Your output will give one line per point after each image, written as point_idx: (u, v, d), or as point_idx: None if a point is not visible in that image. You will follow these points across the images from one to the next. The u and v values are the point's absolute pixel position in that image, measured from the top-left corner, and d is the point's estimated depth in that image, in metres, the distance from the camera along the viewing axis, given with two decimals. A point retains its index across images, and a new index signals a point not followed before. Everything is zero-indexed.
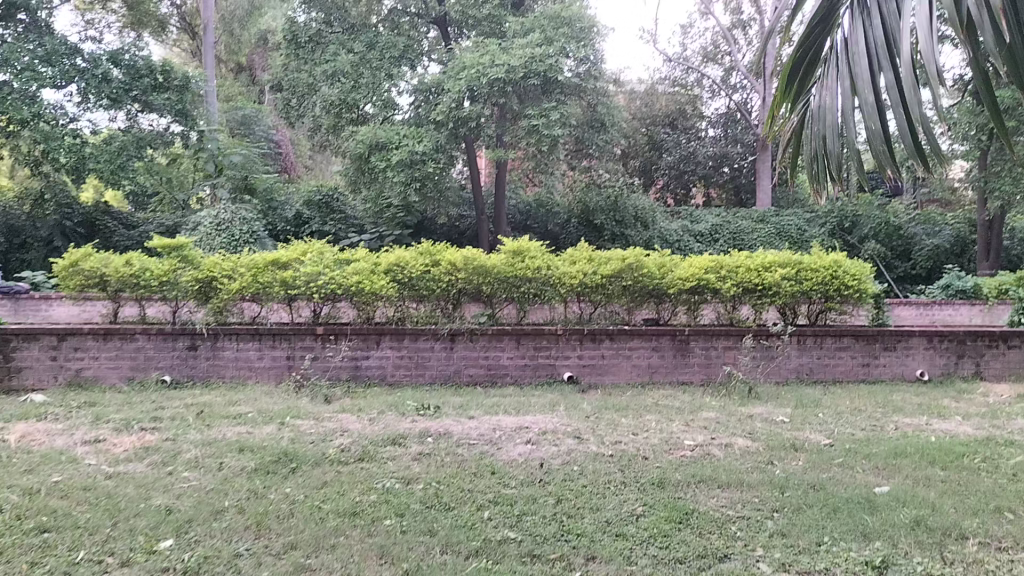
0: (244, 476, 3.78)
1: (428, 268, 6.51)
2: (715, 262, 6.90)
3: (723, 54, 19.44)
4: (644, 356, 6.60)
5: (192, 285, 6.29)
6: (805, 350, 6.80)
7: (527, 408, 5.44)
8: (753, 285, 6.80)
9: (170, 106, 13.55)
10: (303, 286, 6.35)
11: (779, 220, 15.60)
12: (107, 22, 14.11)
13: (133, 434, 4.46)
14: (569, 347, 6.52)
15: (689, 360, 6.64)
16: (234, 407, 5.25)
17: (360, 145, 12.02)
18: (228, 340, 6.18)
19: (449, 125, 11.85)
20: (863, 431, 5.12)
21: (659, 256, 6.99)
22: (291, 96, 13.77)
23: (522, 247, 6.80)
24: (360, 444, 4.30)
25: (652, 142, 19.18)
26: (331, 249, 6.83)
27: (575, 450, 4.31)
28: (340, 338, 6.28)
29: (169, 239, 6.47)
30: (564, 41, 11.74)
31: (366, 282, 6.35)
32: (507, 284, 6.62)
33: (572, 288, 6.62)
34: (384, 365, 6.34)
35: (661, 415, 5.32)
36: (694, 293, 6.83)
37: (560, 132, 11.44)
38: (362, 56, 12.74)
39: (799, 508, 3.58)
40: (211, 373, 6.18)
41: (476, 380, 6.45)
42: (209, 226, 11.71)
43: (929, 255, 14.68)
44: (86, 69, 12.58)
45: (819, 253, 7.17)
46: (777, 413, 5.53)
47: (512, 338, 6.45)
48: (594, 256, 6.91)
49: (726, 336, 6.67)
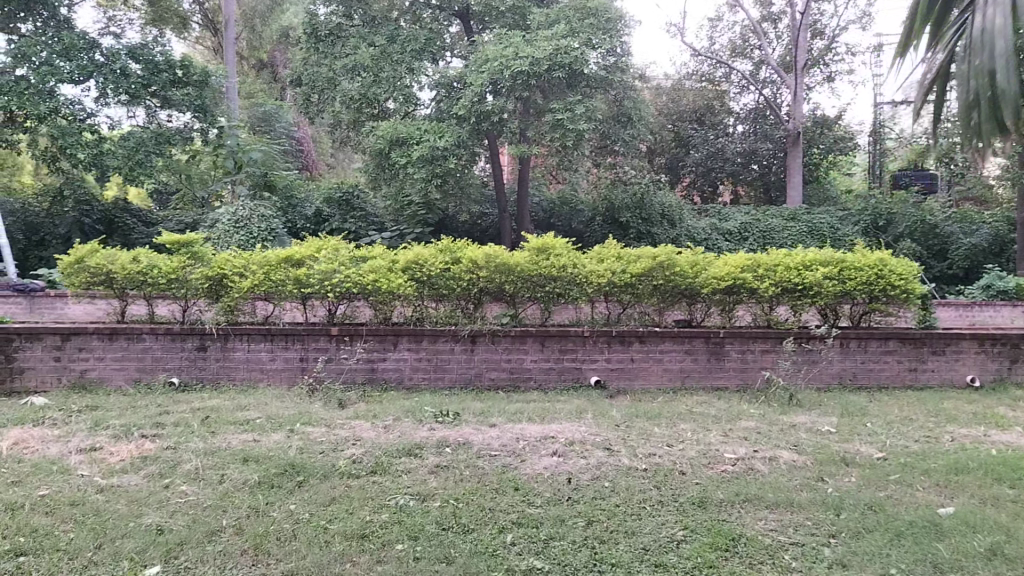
0: (245, 490, 3.47)
1: (448, 266, 6.18)
2: (752, 261, 6.53)
3: (753, 48, 19.01)
4: (677, 359, 6.24)
5: (203, 283, 6.00)
6: (848, 354, 6.41)
7: (553, 415, 5.09)
8: (793, 284, 6.41)
9: (189, 102, 13.38)
10: (317, 284, 6.04)
11: (810, 218, 15.21)
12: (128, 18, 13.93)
13: (132, 442, 4.17)
14: (596, 349, 6.18)
15: (725, 363, 6.27)
16: (242, 412, 4.95)
17: (381, 140, 11.77)
18: (239, 341, 5.90)
19: (471, 120, 11.55)
20: (917, 443, 4.74)
21: (692, 254, 6.62)
22: (311, 91, 13.52)
23: (547, 244, 6.46)
24: (374, 455, 3.98)
25: (679, 138, 18.95)
26: (348, 246, 6.53)
27: (606, 463, 3.96)
28: (355, 340, 5.97)
29: (179, 235, 6.18)
30: (589, 33, 11.41)
31: (383, 280, 6.03)
32: (531, 283, 6.28)
33: (600, 287, 6.26)
34: (402, 368, 6.02)
35: (697, 424, 4.95)
36: (730, 293, 6.45)
37: (586, 126, 11.08)
38: (383, 50, 12.46)
39: (857, 533, 3.23)
40: (221, 375, 5.90)
41: (498, 383, 6.11)
42: (228, 223, 11.48)
43: (966, 254, 14.03)
44: (103, 64, 12.37)
45: (862, 251, 6.77)
46: (822, 422, 5.14)
47: (537, 339, 6.12)
48: (623, 253, 6.55)
49: (764, 339, 6.29)
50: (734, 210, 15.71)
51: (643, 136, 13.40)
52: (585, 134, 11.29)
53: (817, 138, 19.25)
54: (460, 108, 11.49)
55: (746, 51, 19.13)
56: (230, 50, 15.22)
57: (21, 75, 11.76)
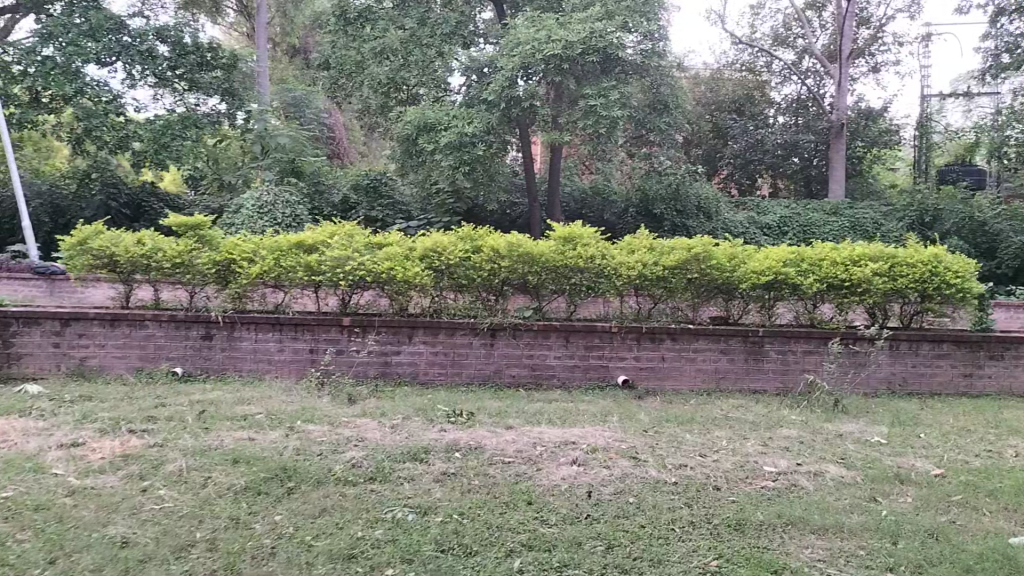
0: (228, 497, 3.12)
1: (469, 254, 5.81)
2: (796, 254, 6.07)
3: (796, 37, 18.40)
4: (711, 359, 5.81)
5: (210, 269, 5.70)
6: (897, 358, 5.93)
7: (576, 418, 4.70)
8: (839, 281, 5.95)
9: (216, 85, 13.22)
10: (329, 271, 5.70)
11: (853, 213, 14.63)
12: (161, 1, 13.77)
13: (117, 438, 3.86)
14: (625, 347, 5.78)
15: (763, 365, 5.83)
16: (242, 407, 4.63)
17: (408, 126, 11.53)
18: (246, 330, 5.59)
19: (501, 105, 11.10)
20: (979, 459, 4.27)
21: (730, 246, 6.18)
22: (340, 75, 13.20)
23: (575, 233, 6.06)
24: (376, 460, 3.62)
25: (717, 129, 18.35)
26: (363, 232, 6.18)
27: (631, 475, 3.56)
28: (368, 331, 5.63)
29: (186, 217, 5.86)
30: (625, 16, 10.94)
31: (399, 269, 5.67)
32: (557, 274, 5.89)
33: (630, 280, 5.86)
34: (417, 362, 5.68)
35: (733, 432, 4.52)
36: (770, 289, 6.00)
37: (621, 113, 10.59)
38: (412, 33, 12.12)
39: (920, 567, 2.80)
40: (227, 366, 5.59)
41: (519, 381, 5.74)
42: (252, 209, 11.18)
43: (1017, 253, 12.94)
44: (131, 45, 12.16)
45: (915, 246, 6.27)
46: (870, 433, 4.69)
47: (561, 335, 5.74)
48: (656, 244, 6.12)
49: (807, 340, 5.84)
50: (773, 203, 15.18)
51: (680, 125, 13.04)
52: (619, 121, 10.82)
53: (861, 130, 18.55)
54: (491, 92, 11.01)
55: (789, 39, 18.51)
56: (261, 34, 14.99)
57: (47, 55, 11.59)
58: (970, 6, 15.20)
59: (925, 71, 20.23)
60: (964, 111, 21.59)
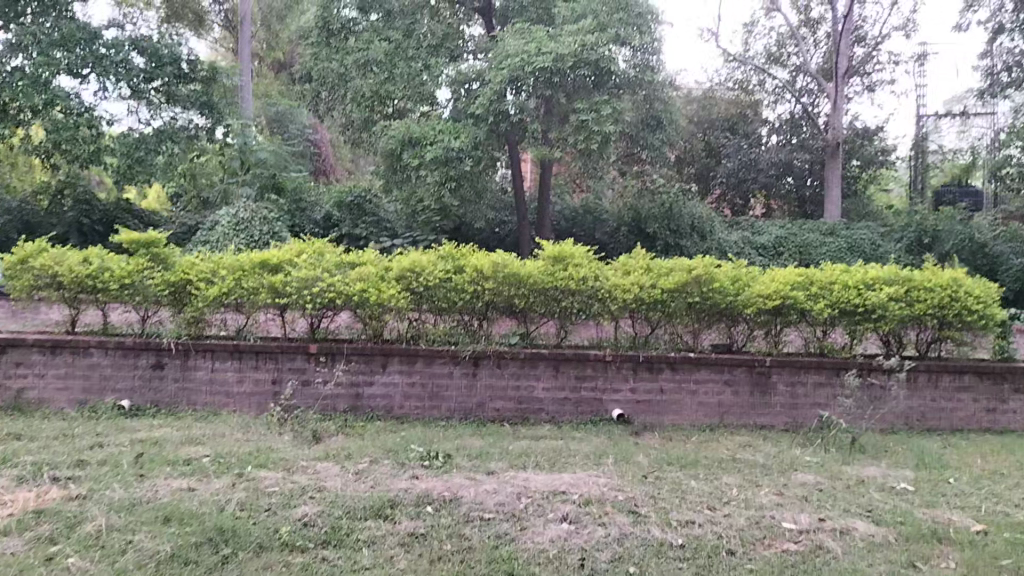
0: (147, 569, 2.61)
1: (449, 275, 5.31)
2: (804, 277, 5.61)
3: (789, 55, 18.10)
4: (713, 392, 5.32)
5: (162, 290, 5.18)
6: (915, 391, 5.46)
7: (565, 460, 4.18)
8: (852, 306, 5.46)
9: (194, 98, 12.52)
10: (295, 293, 5.18)
11: (849, 234, 14.25)
12: (144, 16, 13.17)
13: (34, 489, 3.34)
14: (619, 377, 5.29)
15: (770, 399, 5.34)
16: (188, 448, 4.11)
17: (392, 141, 11.07)
18: (201, 358, 5.07)
19: (489, 120, 10.65)
20: (1021, 511, 3.77)
21: (733, 267, 5.71)
22: (323, 87, 12.75)
23: (565, 253, 5.58)
24: (332, 517, 3.11)
25: (709, 147, 18.07)
26: (335, 250, 5.68)
27: (630, 536, 3.05)
28: (337, 360, 5.12)
29: (138, 233, 5.35)
30: (618, 29, 10.53)
31: (372, 291, 5.17)
32: (546, 297, 5.39)
33: (625, 304, 5.37)
34: (391, 395, 5.16)
35: (743, 477, 4.01)
36: (778, 313, 5.52)
37: (613, 129, 10.17)
38: (398, 45, 11.58)
39: None
40: (180, 398, 5.07)
41: (503, 416, 5.24)
42: (228, 226, 10.65)
43: (1018, 276, 12.66)
44: (105, 55, 11.45)
45: (931, 269, 5.82)
46: (894, 478, 4.20)
47: (550, 364, 5.24)
48: (652, 265, 5.65)
49: (818, 370, 5.35)
50: (768, 223, 14.80)
51: (673, 142, 12.64)
52: (611, 138, 10.37)
53: (855, 150, 18.24)
54: (478, 107, 10.54)
55: (782, 57, 18.23)
56: (245, 47, 14.50)
57: (16, 66, 11.05)
58: (969, 24, 14.87)
59: (920, 91, 19.96)
60: (959, 132, 21.31)
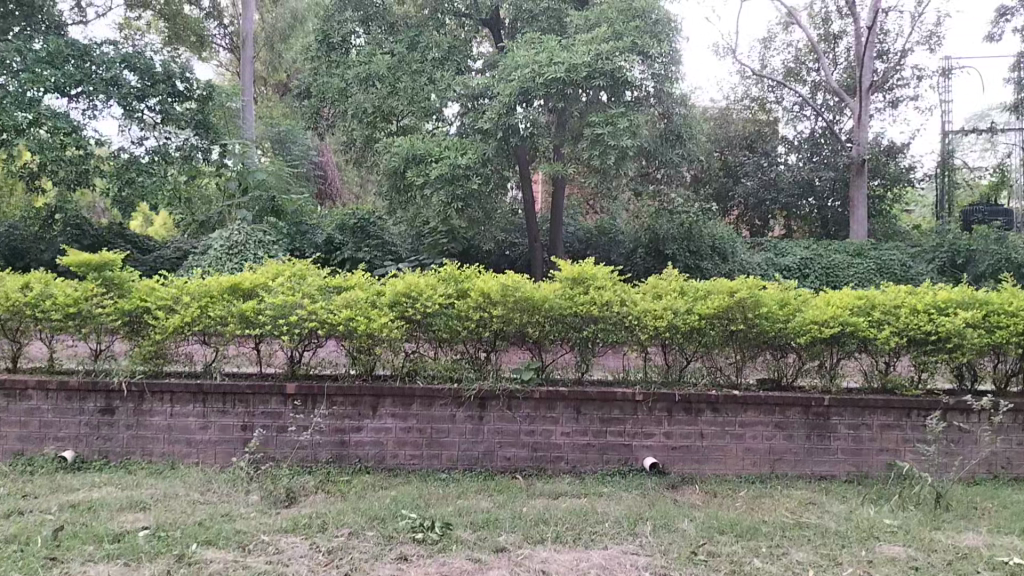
0: None
1: (451, 301, 4.54)
2: (865, 301, 4.82)
3: (809, 70, 17.49)
4: (762, 436, 4.51)
5: (115, 321, 4.44)
6: (998, 433, 4.63)
7: (591, 529, 3.37)
8: (923, 334, 4.64)
9: (190, 118, 11.83)
10: (270, 322, 4.41)
11: (879, 255, 13.38)
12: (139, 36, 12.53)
13: None
14: (651, 421, 4.49)
15: (830, 444, 4.53)
16: (128, 517, 3.34)
17: (395, 158, 10.30)
18: (158, 402, 4.32)
19: (498, 135, 9.88)
20: None
21: (780, 290, 4.92)
22: (322, 104, 11.90)
23: (585, 274, 4.80)
24: None
25: (728, 167, 17.28)
26: (319, 273, 4.93)
27: None
28: (318, 402, 4.35)
29: (89, 254, 4.61)
30: (634, 36, 9.76)
31: (360, 320, 4.39)
32: (563, 325, 4.62)
33: (656, 333, 4.58)
34: (383, 441, 4.38)
35: (817, 553, 3.21)
36: (834, 343, 4.71)
37: (630, 142, 9.36)
38: (401, 59, 10.89)
39: None
40: (133, 448, 4.32)
41: (516, 465, 4.44)
42: (221, 250, 9.91)
43: None
44: (95, 73, 10.74)
45: (1010, 290, 5.00)
46: (1001, 549, 3.37)
47: (569, 405, 4.46)
48: (687, 288, 4.88)
49: (885, 411, 4.55)
50: (792, 244, 13.98)
51: (693, 158, 11.88)
52: (628, 153, 9.60)
53: (881, 167, 17.45)
54: (486, 121, 9.78)
55: (801, 73, 17.64)
56: (248, 68, 13.78)
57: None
58: (1002, 33, 14.11)
59: (947, 106, 19.13)
60: (986, 148, 20.48)
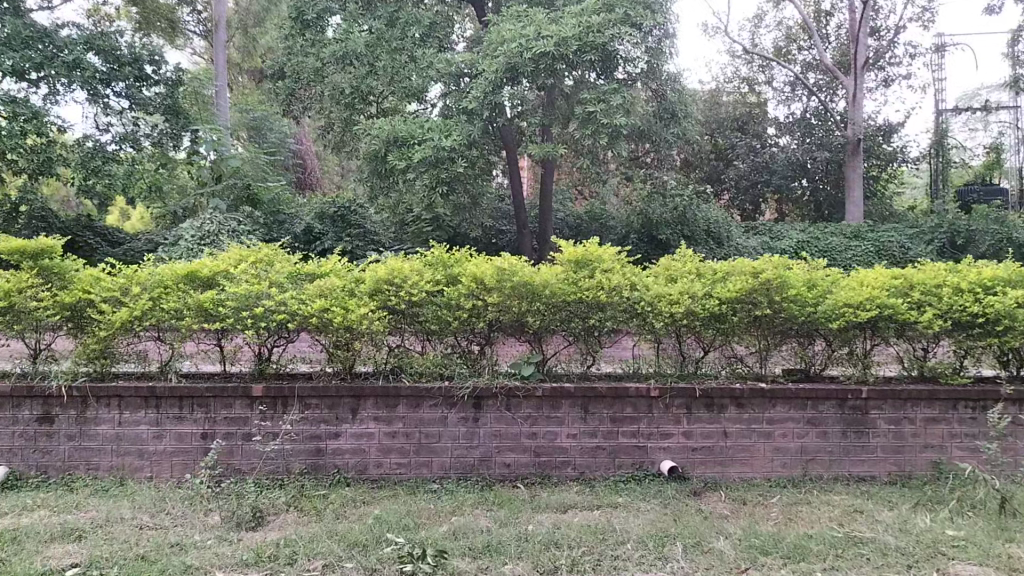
0: None
1: (440, 287, 4.00)
2: (901, 282, 4.31)
3: (799, 49, 17.05)
4: (793, 434, 4.01)
5: (56, 316, 3.87)
6: None
7: (614, 552, 2.85)
8: (969, 317, 4.12)
9: (160, 104, 10.99)
10: (232, 315, 3.85)
11: (876, 236, 12.92)
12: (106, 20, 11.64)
13: None
14: (668, 419, 3.98)
15: (868, 442, 4.03)
16: (57, 551, 2.78)
17: (375, 140, 9.62)
18: (104, 409, 3.76)
19: (483, 115, 9.27)
20: None
21: (807, 270, 4.40)
22: (297, 84, 11.34)
23: (589, 255, 4.26)
24: None
25: (719, 150, 16.78)
26: (290, 259, 4.38)
27: None
28: (289, 405, 3.81)
29: (25, 241, 4.02)
30: (627, 6, 9.12)
31: (336, 309, 3.84)
32: (565, 312, 4.09)
33: (671, 320, 4.05)
34: (365, 447, 3.84)
35: None
36: (870, 329, 4.20)
37: (624, 119, 8.77)
38: (380, 35, 10.16)
39: None
40: (75, 461, 3.75)
41: (516, 472, 3.92)
42: (191, 241, 9.16)
43: None
44: (55, 55, 9.88)
45: None
46: None
47: (577, 403, 3.93)
48: (702, 268, 4.36)
49: (928, 404, 4.05)
50: (788, 227, 13.50)
51: (687, 137, 11.32)
52: (622, 131, 9.01)
53: (876, 148, 17.01)
54: (471, 100, 9.17)
55: (791, 52, 17.19)
56: (222, 52, 12.98)
57: None
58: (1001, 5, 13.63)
59: (939, 85, 18.72)
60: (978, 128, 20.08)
